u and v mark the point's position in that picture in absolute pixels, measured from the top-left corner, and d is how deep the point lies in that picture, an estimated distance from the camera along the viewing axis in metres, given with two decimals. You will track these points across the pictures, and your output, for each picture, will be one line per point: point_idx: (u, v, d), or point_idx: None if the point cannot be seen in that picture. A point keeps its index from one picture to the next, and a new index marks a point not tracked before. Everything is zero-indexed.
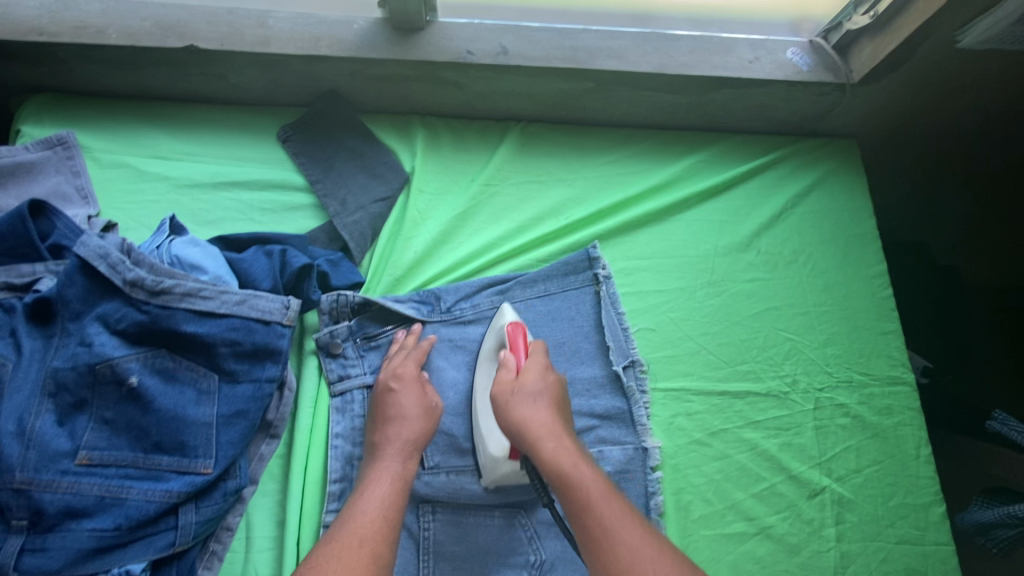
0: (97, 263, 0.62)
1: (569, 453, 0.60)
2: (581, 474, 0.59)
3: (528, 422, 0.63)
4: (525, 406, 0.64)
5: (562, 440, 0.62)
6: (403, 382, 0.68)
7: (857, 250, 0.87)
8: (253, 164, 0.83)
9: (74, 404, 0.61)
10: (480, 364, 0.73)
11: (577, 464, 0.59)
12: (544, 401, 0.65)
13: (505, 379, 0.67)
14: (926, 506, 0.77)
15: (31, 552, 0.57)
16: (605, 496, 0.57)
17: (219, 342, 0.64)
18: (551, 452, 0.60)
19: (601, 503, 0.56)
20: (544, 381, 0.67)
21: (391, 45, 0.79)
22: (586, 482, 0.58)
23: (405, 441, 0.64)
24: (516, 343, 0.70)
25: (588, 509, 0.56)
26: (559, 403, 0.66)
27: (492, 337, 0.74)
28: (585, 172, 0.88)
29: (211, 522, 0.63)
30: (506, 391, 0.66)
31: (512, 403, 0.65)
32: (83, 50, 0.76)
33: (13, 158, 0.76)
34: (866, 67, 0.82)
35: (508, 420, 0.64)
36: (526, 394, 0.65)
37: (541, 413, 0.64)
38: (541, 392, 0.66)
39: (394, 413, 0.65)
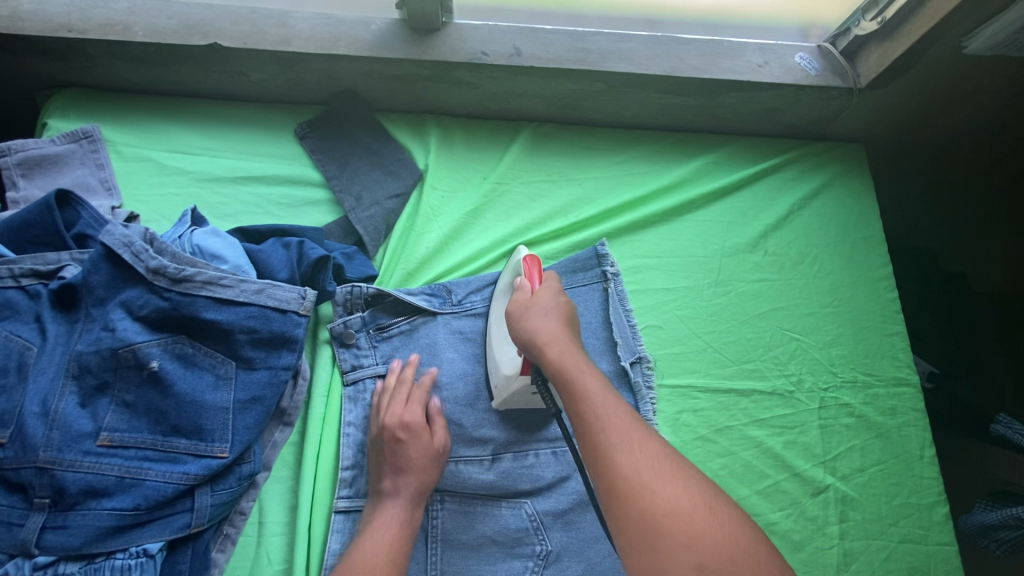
0: (122, 251, 0.65)
1: (576, 358, 0.59)
2: (586, 376, 0.57)
3: (537, 333, 0.62)
4: (536, 318, 0.64)
5: (569, 347, 0.61)
6: (411, 430, 0.67)
7: (863, 253, 0.88)
8: (271, 159, 0.85)
9: (96, 387, 0.63)
10: (495, 301, 0.75)
11: (583, 367, 0.58)
12: (555, 316, 0.64)
13: (518, 296, 0.67)
14: (930, 506, 0.78)
15: (52, 529, 0.59)
16: (607, 397, 0.56)
17: (237, 329, 0.65)
18: (557, 357, 0.59)
19: (602, 401, 0.55)
20: (556, 302, 0.66)
21: (408, 46, 0.81)
22: (590, 384, 0.57)
23: (412, 490, 0.65)
24: (530, 269, 0.70)
25: (588, 405, 0.55)
26: (571, 321, 0.65)
27: (509, 272, 0.75)
28: (595, 172, 0.90)
29: (226, 505, 0.65)
30: (519, 307, 0.66)
31: (523, 316, 0.65)
32: (111, 46, 0.78)
33: (40, 151, 0.79)
34: (874, 72, 0.84)
35: (519, 330, 0.64)
36: (537, 308, 0.65)
37: (552, 324, 0.63)
38: (552, 309, 0.65)
39: (404, 464, 0.65)
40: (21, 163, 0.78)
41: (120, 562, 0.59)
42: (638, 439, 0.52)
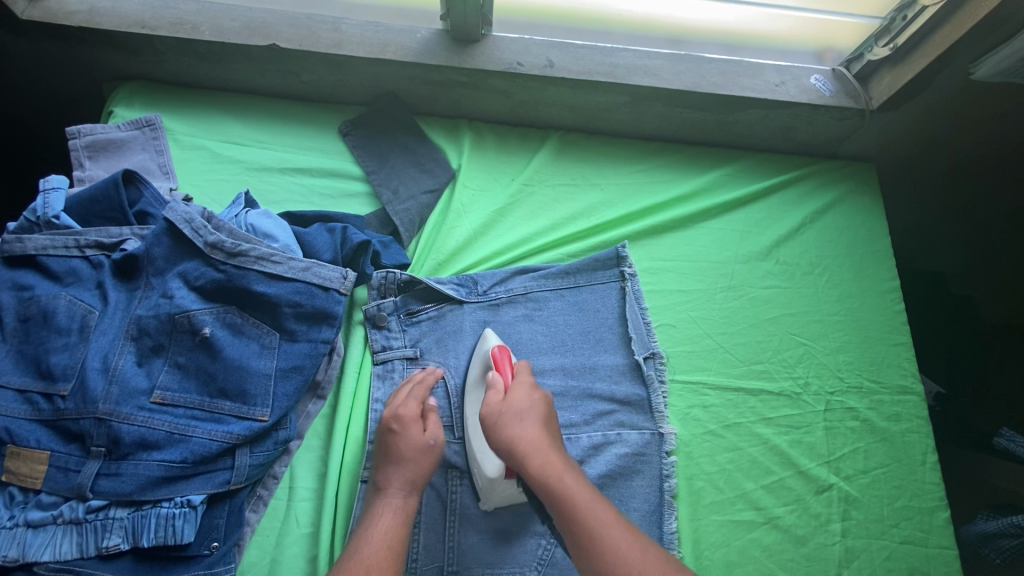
0: (182, 226, 0.70)
1: (561, 471, 0.62)
2: (574, 491, 0.61)
3: (518, 445, 0.64)
4: (515, 426, 0.65)
5: (551, 456, 0.63)
6: (404, 422, 0.69)
7: (871, 267, 0.92)
8: (315, 153, 0.92)
9: (152, 348, 0.69)
10: (467, 394, 0.75)
11: (569, 480, 0.61)
12: (531, 419, 0.66)
13: (493, 400, 0.68)
14: (931, 510, 0.80)
15: (106, 476, 0.64)
16: (600, 512, 0.59)
17: (284, 303, 0.71)
18: (539, 468, 0.62)
19: (597, 520, 0.59)
20: (530, 400, 0.68)
21: (449, 54, 0.87)
22: (581, 498, 0.60)
23: (405, 480, 0.66)
24: (502, 363, 0.72)
25: (585, 526, 0.58)
26: (547, 418, 0.68)
27: (477, 362, 0.76)
28: (615, 179, 0.95)
29: (263, 466, 0.69)
30: (495, 412, 0.67)
31: (501, 425, 0.66)
32: (179, 43, 0.85)
33: (106, 135, 0.85)
34: (885, 95, 0.89)
35: (499, 441, 0.65)
36: (513, 412, 0.66)
37: (531, 431, 0.65)
38: (528, 410, 0.67)
39: (395, 453, 0.67)
40: (89, 146, 0.85)
41: (166, 511, 0.64)
42: (640, 558, 0.56)
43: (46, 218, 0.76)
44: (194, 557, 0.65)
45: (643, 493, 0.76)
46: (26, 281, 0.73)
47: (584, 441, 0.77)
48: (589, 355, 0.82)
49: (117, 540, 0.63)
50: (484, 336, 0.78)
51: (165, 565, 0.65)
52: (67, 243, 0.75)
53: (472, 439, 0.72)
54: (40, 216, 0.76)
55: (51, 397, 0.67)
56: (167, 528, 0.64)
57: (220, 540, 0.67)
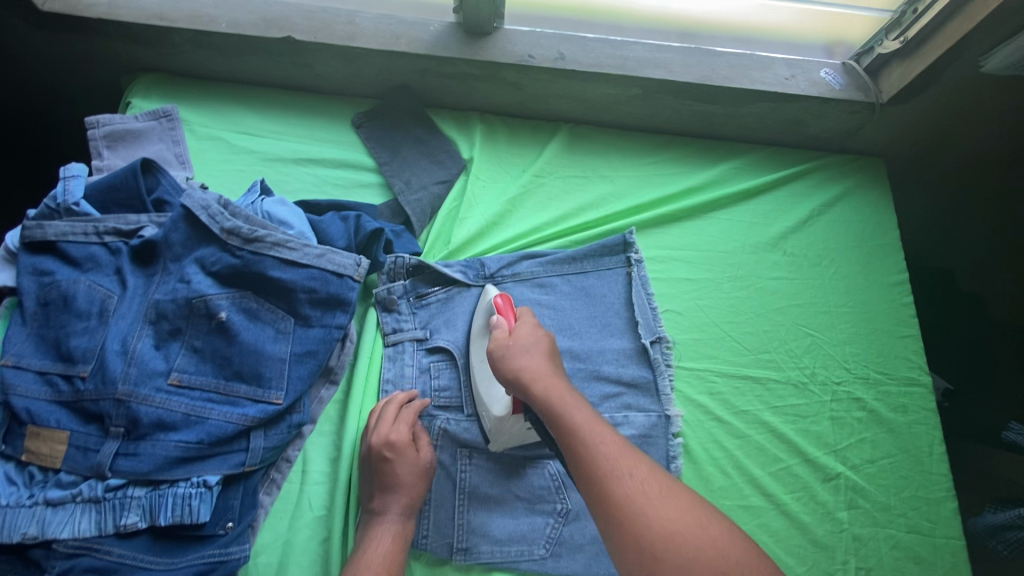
0: (199, 212, 0.72)
1: (562, 393, 0.65)
2: (572, 408, 0.63)
3: (523, 371, 0.67)
4: (522, 357, 0.68)
5: (553, 381, 0.66)
6: (398, 449, 0.69)
7: (878, 259, 0.93)
8: (328, 144, 0.93)
9: (170, 331, 0.70)
10: (473, 343, 0.78)
11: (570, 400, 0.64)
12: (536, 352, 0.70)
13: (499, 336, 0.72)
14: (938, 500, 0.80)
15: (124, 456, 0.65)
16: (596, 427, 0.61)
17: (299, 289, 0.72)
18: (541, 390, 0.65)
19: (594, 433, 0.60)
20: (534, 337, 0.71)
21: (462, 46, 0.88)
22: (579, 415, 0.62)
23: (404, 505, 0.68)
24: (506, 308, 0.75)
25: (582, 435, 0.60)
26: (551, 353, 0.71)
27: (481, 314, 0.79)
28: (625, 170, 0.96)
29: (277, 449, 0.71)
30: (502, 346, 0.70)
31: (508, 356, 0.69)
32: (195, 35, 0.87)
33: (124, 126, 0.87)
34: (895, 88, 0.89)
35: (506, 370, 0.68)
36: (519, 346, 0.70)
37: (537, 362, 0.68)
38: (534, 345, 0.70)
39: (390, 480, 0.68)
40: (107, 135, 0.86)
41: (182, 490, 0.65)
42: (633, 465, 0.58)
43: (64, 205, 0.77)
44: (210, 537, 0.66)
45: None
46: (46, 267, 0.74)
47: None
48: (596, 339, 0.84)
49: (134, 519, 0.64)
50: (485, 290, 0.81)
51: (181, 544, 0.66)
52: (86, 230, 0.76)
53: (479, 381, 0.75)
54: (61, 204, 0.77)
55: (71, 379, 0.68)
56: (183, 508, 0.65)
57: (234, 521, 0.68)
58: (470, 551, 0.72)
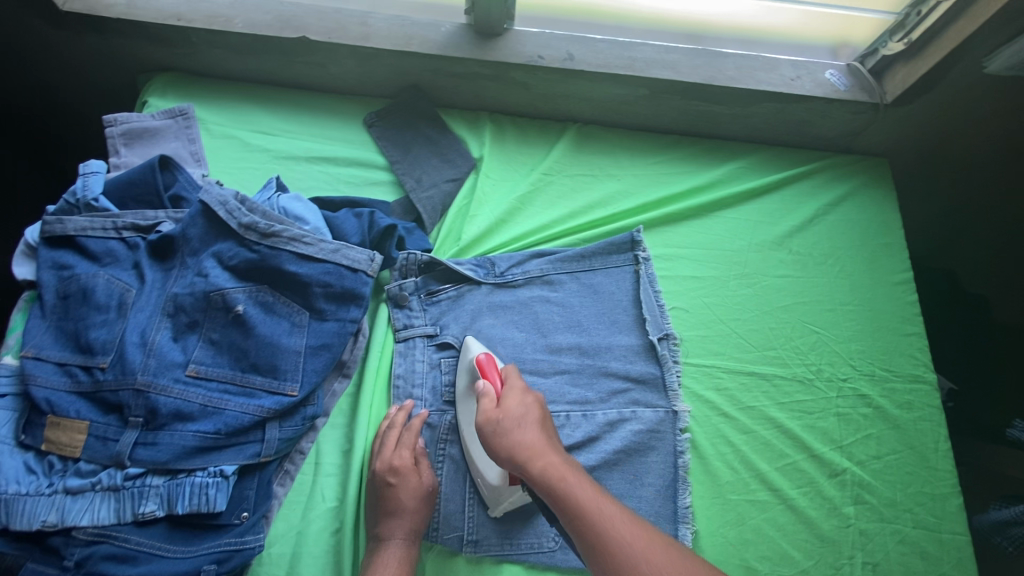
0: (217, 208, 0.73)
1: (564, 471, 0.61)
2: (576, 488, 0.60)
3: (520, 451, 0.62)
4: (516, 433, 0.63)
5: (551, 457, 0.62)
6: (401, 473, 0.70)
7: (883, 259, 0.94)
8: (341, 143, 0.94)
9: (188, 324, 0.71)
10: (460, 404, 0.76)
11: (574, 481, 0.60)
12: (528, 423, 0.65)
13: (487, 408, 0.66)
14: (943, 496, 0.81)
15: (143, 445, 0.66)
16: (605, 506, 0.59)
17: (314, 283, 0.73)
18: (540, 470, 0.61)
19: (603, 514, 0.58)
20: (524, 405, 0.66)
21: (472, 47, 0.90)
22: (587, 496, 0.59)
23: (407, 532, 0.68)
24: (490, 372, 0.71)
25: (593, 521, 0.57)
26: (544, 421, 0.67)
27: (463, 375, 0.77)
28: (633, 169, 0.97)
29: (291, 440, 0.72)
30: (492, 422, 0.64)
31: (501, 432, 0.64)
32: (212, 35, 0.88)
33: (141, 124, 0.88)
34: (899, 89, 0.90)
35: (502, 450, 0.63)
36: (511, 420, 0.65)
37: (531, 437, 0.63)
38: (525, 416, 0.65)
39: (394, 505, 0.68)
40: (124, 133, 0.88)
41: (199, 479, 0.66)
42: (652, 546, 0.56)
43: (85, 201, 0.79)
44: (226, 526, 0.67)
45: (657, 469, 0.79)
46: (65, 261, 0.76)
47: (599, 417, 0.80)
48: (604, 336, 0.85)
49: (153, 507, 0.65)
50: (465, 346, 0.79)
51: (197, 533, 0.67)
52: (105, 225, 0.78)
53: (472, 448, 0.73)
54: (80, 199, 0.79)
55: (90, 369, 0.69)
56: (201, 497, 0.66)
57: (249, 511, 0.69)
58: (480, 544, 0.73)
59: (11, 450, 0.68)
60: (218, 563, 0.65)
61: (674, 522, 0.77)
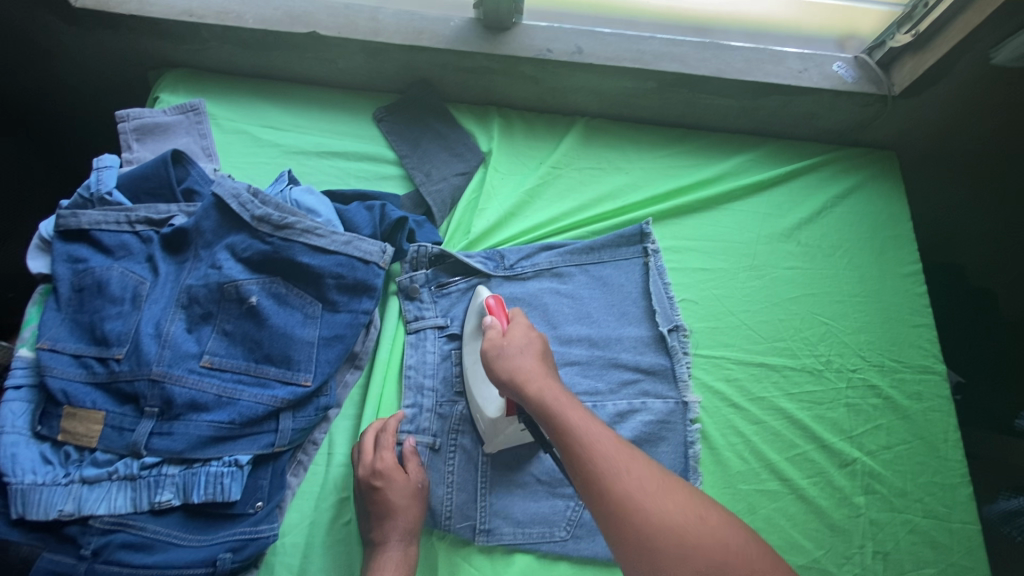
0: (230, 201, 0.74)
1: (559, 395, 0.62)
2: (568, 407, 0.60)
3: (517, 373, 0.64)
4: (515, 358, 0.65)
5: (549, 381, 0.63)
6: (386, 475, 0.69)
7: (891, 250, 0.94)
8: (350, 138, 0.95)
9: (202, 315, 0.72)
10: (467, 345, 0.78)
11: (566, 402, 0.61)
12: (529, 352, 0.66)
13: (492, 338, 0.68)
14: (953, 486, 0.81)
15: (159, 435, 0.67)
16: (593, 426, 0.59)
17: (327, 274, 0.74)
18: (536, 392, 0.62)
19: (589, 432, 0.58)
20: (527, 338, 0.68)
21: (482, 41, 0.90)
22: (576, 416, 0.59)
23: (404, 531, 0.68)
24: (497, 310, 0.73)
25: (578, 438, 0.57)
26: (545, 354, 0.68)
27: (473, 315, 0.78)
28: (641, 163, 0.98)
29: (305, 431, 0.72)
30: (494, 349, 0.67)
31: (503, 358, 0.66)
32: (223, 31, 0.89)
33: (153, 119, 0.89)
34: (907, 80, 0.90)
35: (500, 373, 0.65)
36: (512, 347, 0.67)
37: (530, 363, 0.65)
38: (527, 346, 0.67)
39: (387, 508, 0.68)
40: (136, 129, 0.88)
41: (215, 469, 0.67)
42: (634, 463, 0.56)
43: (99, 195, 0.79)
44: (240, 515, 0.68)
45: (667, 459, 0.79)
46: (79, 254, 0.76)
47: (610, 408, 0.80)
48: (614, 327, 0.85)
49: (168, 496, 0.66)
50: (477, 292, 0.80)
51: (212, 522, 0.67)
52: (118, 219, 0.78)
53: (474, 382, 0.75)
54: (94, 193, 0.80)
55: (105, 361, 0.70)
56: (216, 486, 0.66)
57: (263, 501, 0.69)
58: (493, 532, 0.73)
59: (27, 441, 0.69)
60: (233, 552, 0.65)
61: None
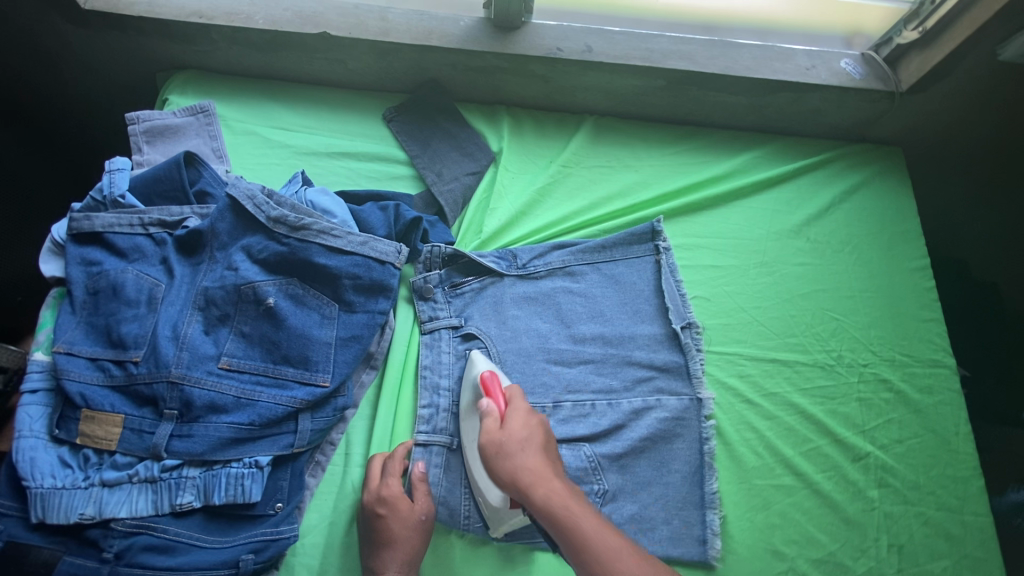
0: (246, 202, 0.74)
1: (568, 501, 0.60)
2: (579, 517, 0.58)
3: (522, 476, 0.61)
4: (518, 457, 0.62)
5: (555, 484, 0.61)
6: (389, 503, 0.68)
7: (900, 245, 0.95)
8: (361, 138, 0.95)
9: (219, 317, 0.72)
10: (464, 421, 0.74)
11: (576, 509, 0.59)
12: (531, 448, 0.63)
13: (491, 428, 0.65)
14: (965, 478, 0.82)
15: (179, 437, 0.67)
16: (608, 536, 0.58)
17: (343, 275, 0.74)
18: (544, 499, 0.59)
19: (607, 546, 0.57)
20: (528, 428, 0.65)
21: (492, 40, 0.90)
22: (590, 524, 0.58)
23: (403, 564, 0.66)
24: (494, 390, 0.69)
25: (595, 553, 0.56)
26: (547, 446, 0.65)
27: (468, 389, 0.74)
28: (651, 161, 0.98)
29: (323, 431, 0.72)
30: (495, 442, 0.64)
31: (504, 456, 0.63)
32: (233, 32, 0.89)
33: (163, 121, 0.89)
34: (914, 77, 0.91)
35: (503, 474, 0.62)
36: (514, 443, 0.63)
37: (535, 462, 0.62)
38: (528, 440, 0.64)
39: (386, 537, 0.66)
40: (147, 131, 0.88)
41: (235, 470, 0.67)
42: None
43: (111, 198, 0.79)
44: (261, 516, 0.68)
45: (683, 455, 0.80)
46: (93, 257, 0.76)
47: (625, 405, 0.81)
48: (627, 325, 0.86)
49: (189, 498, 0.66)
50: (473, 360, 0.77)
51: (232, 524, 0.67)
52: (131, 221, 0.78)
53: (473, 467, 0.71)
54: (107, 195, 0.80)
55: (123, 363, 0.70)
56: (236, 487, 0.66)
57: (283, 502, 0.69)
58: (513, 532, 0.73)
59: (45, 445, 0.68)
60: (255, 553, 0.66)
61: (702, 508, 0.78)
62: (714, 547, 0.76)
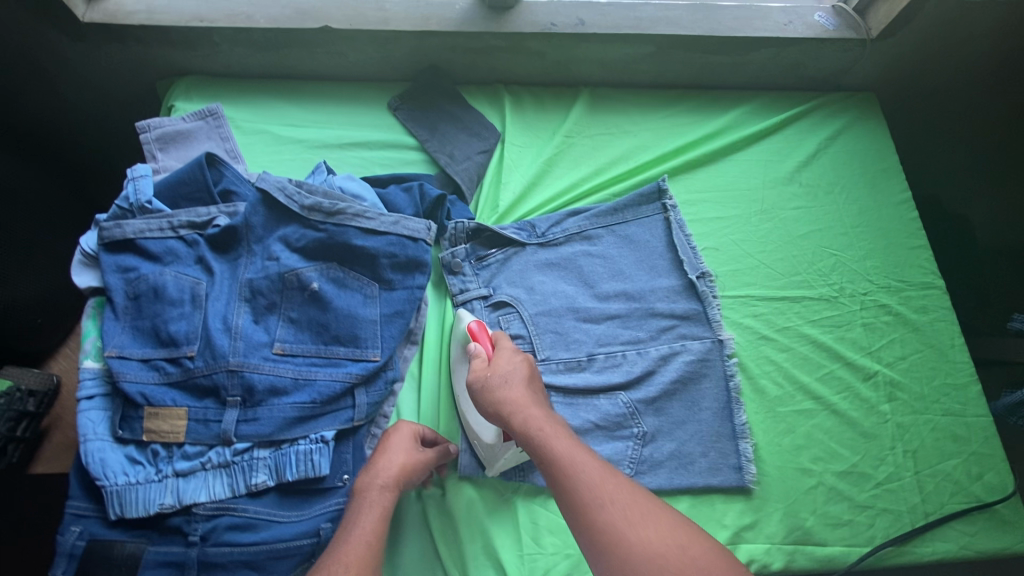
0: (277, 194, 0.76)
1: (545, 422, 0.64)
2: (551, 434, 0.62)
3: (502, 403, 0.66)
4: (501, 389, 0.67)
5: (534, 410, 0.65)
6: (395, 430, 0.73)
7: (883, 181, 1.02)
8: (370, 128, 0.98)
9: (266, 306, 0.75)
10: (456, 370, 0.79)
11: (550, 431, 0.62)
12: (515, 379, 0.68)
13: (477, 367, 0.71)
14: (965, 385, 0.90)
15: (245, 422, 0.70)
16: (578, 454, 0.60)
17: (381, 254, 0.77)
18: (521, 422, 0.64)
19: (574, 460, 0.59)
20: (512, 364, 0.70)
21: (487, 21, 0.94)
22: (564, 443, 0.61)
23: (386, 476, 0.69)
24: (481, 335, 0.75)
25: (562, 464, 0.59)
26: (531, 379, 0.70)
27: (457, 343, 0.80)
28: (647, 125, 1.03)
29: (378, 404, 0.76)
30: (481, 378, 0.69)
31: (488, 387, 0.68)
32: (235, 33, 0.91)
33: (174, 127, 0.90)
34: (883, 24, 0.98)
35: (487, 403, 0.67)
36: (497, 377, 0.69)
37: (516, 391, 0.67)
38: (512, 374, 0.69)
39: (382, 450, 0.71)
40: (159, 138, 0.89)
41: (303, 447, 0.70)
42: (619, 492, 0.57)
43: (139, 204, 0.80)
44: (331, 489, 0.71)
45: (711, 393, 0.85)
46: (129, 263, 0.78)
47: (653, 353, 0.86)
48: (647, 280, 0.91)
49: (263, 477, 0.69)
50: (460, 317, 0.82)
51: (306, 498, 0.71)
52: (161, 225, 0.79)
53: (466, 411, 0.76)
54: (134, 203, 0.80)
55: (177, 360, 0.72)
56: (307, 463, 0.70)
57: (349, 474, 0.72)
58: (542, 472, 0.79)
59: (112, 445, 0.71)
60: (333, 522, 0.69)
61: (735, 439, 0.83)
62: (750, 471, 0.82)
